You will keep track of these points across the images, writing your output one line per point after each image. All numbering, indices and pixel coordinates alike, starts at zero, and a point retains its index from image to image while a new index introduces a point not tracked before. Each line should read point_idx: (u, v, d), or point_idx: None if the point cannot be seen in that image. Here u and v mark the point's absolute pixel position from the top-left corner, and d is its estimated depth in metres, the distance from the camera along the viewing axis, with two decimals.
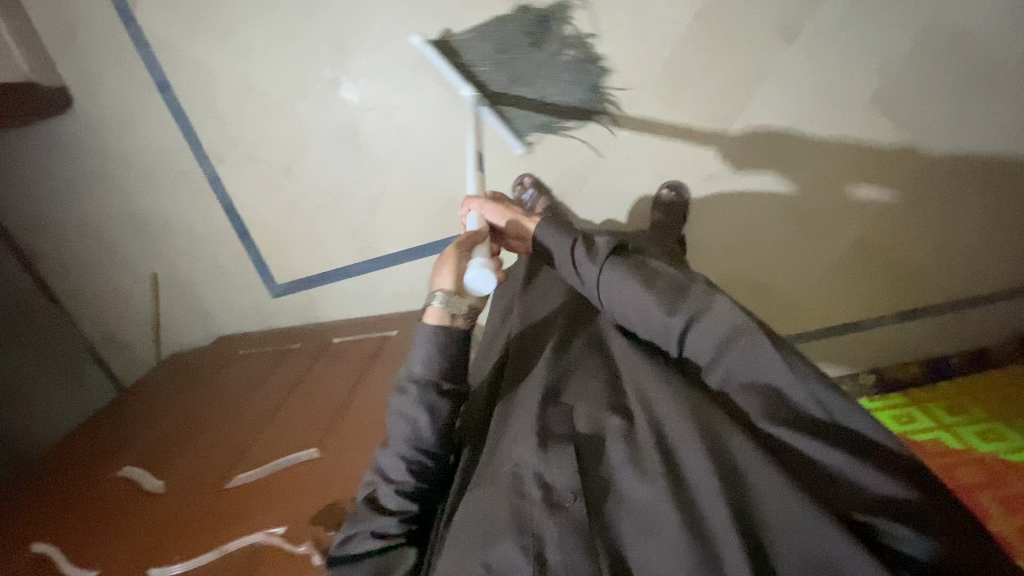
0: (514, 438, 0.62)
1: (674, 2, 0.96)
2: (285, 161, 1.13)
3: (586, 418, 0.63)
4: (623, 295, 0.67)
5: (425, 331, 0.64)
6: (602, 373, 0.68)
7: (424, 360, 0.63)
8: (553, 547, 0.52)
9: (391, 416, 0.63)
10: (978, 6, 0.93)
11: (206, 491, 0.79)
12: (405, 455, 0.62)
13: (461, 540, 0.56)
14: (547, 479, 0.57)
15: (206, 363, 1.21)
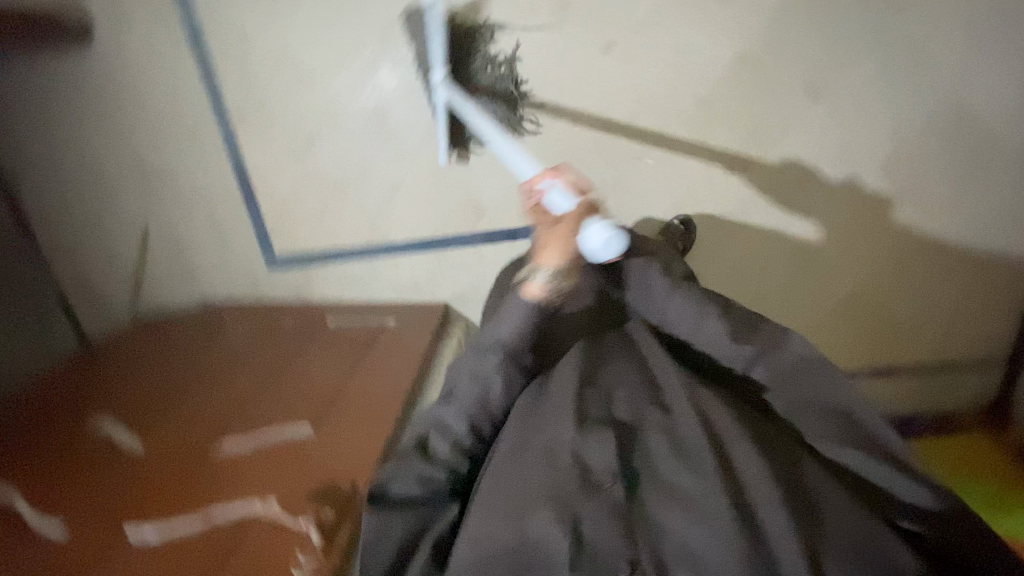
0: (551, 417, 0.64)
1: (717, 44, 1.00)
2: (309, 133, 1.11)
3: (624, 403, 0.65)
4: (684, 315, 0.71)
5: (516, 305, 0.68)
6: (638, 363, 0.70)
7: (509, 330, 0.67)
8: (591, 524, 0.56)
9: (468, 374, 0.67)
10: (986, 97, 1.01)
11: (193, 458, 0.76)
12: (470, 412, 0.66)
13: (493, 502, 0.59)
14: (584, 461, 0.60)
15: (191, 330, 1.17)
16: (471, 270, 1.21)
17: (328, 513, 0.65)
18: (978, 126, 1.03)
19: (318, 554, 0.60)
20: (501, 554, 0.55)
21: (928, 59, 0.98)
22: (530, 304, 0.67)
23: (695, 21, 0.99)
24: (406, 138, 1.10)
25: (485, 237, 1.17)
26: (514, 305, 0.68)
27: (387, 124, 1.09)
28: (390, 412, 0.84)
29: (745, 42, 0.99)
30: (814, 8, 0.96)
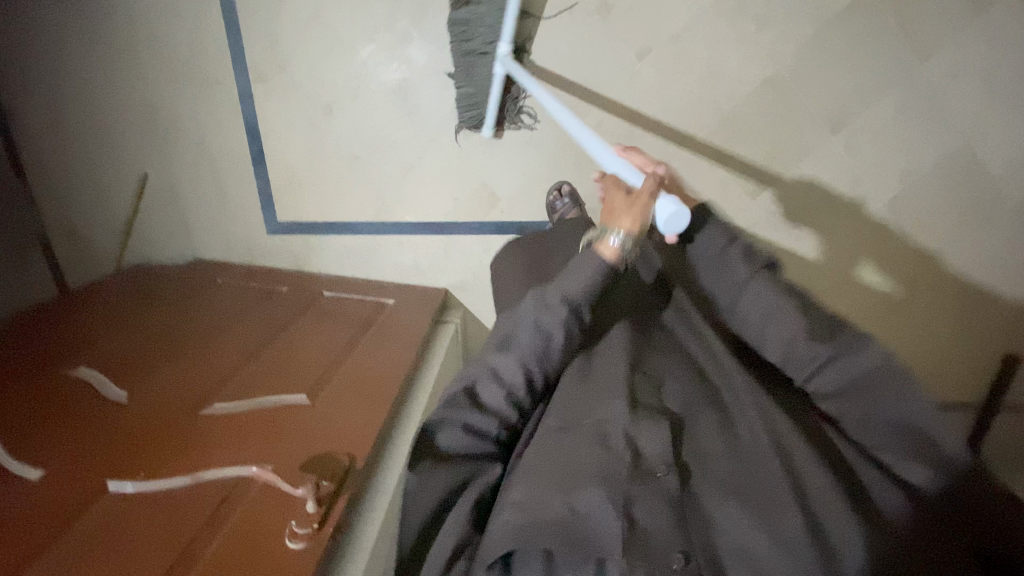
0: (599, 395, 0.58)
1: (748, 64, 1.01)
2: (328, 100, 1.09)
3: (677, 393, 0.60)
4: (762, 308, 0.63)
5: (590, 260, 0.62)
6: (687, 358, 0.65)
7: (581, 285, 0.61)
8: (646, 510, 0.49)
9: (526, 322, 0.61)
10: (1003, 152, 1.02)
11: (179, 414, 0.73)
12: (527, 367, 0.60)
13: (537, 479, 0.52)
14: (639, 444, 0.53)
15: (180, 285, 1.14)
16: (475, 259, 1.20)
17: (327, 483, 0.60)
18: (988, 181, 1.04)
19: (314, 522, 0.56)
20: (547, 528, 0.48)
21: (946, 107, 1.00)
22: (601, 262, 0.62)
23: (728, 39, 1.00)
24: (427, 117, 1.09)
25: (493, 228, 1.16)
26: (586, 258, 0.63)
27: (410, 100, 1.07)
28: (388, 390, 0.82)
29: (773, 66, 1.01)
30: (842, 43, 0.99)
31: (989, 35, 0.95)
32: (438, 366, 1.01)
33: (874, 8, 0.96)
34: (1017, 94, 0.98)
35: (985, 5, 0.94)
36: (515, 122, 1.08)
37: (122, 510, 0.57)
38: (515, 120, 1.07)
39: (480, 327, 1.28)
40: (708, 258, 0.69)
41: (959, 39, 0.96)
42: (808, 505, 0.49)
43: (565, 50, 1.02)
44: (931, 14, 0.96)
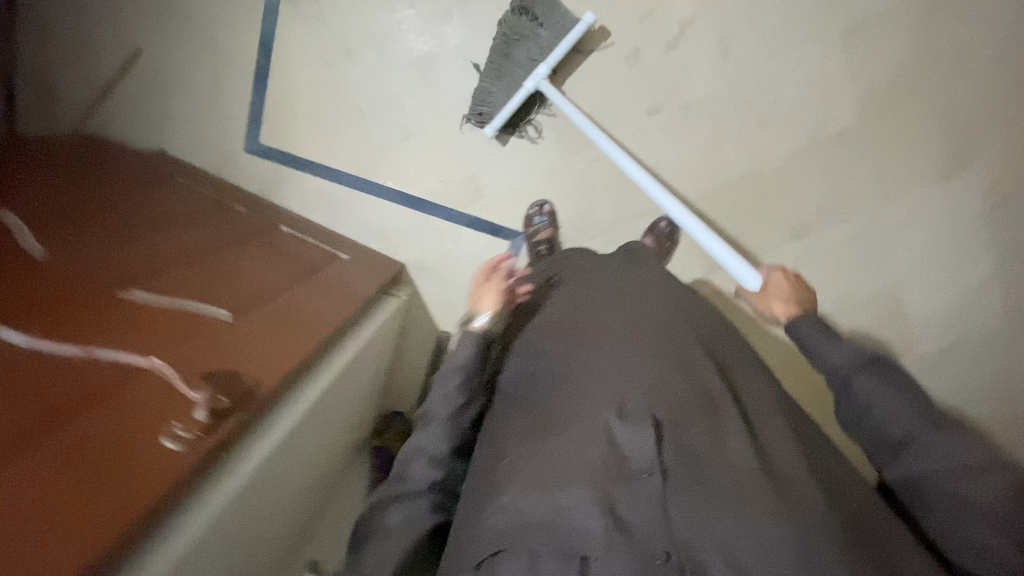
0: (591, 398, 0.59)
1: (741, 153, 1.09)
2: (352, 45, 1.09)
3: (667, 395, 0.58)
4: (879, 402, 0.61)
5: (468, 341, 0.73)
6: (693, 362, 0.63)
7: (469, 356, 0.72)
8: (630, 509, 0.51)
9: (433, 399, 0.72)
10: (927, 306, 1.12)
11: (92, 289, 0.69)
12: (446, 433, 0.70)
13: (524, 479, 0.54)
14: (620, 444, 0.55)
15: (136, 171, 1.09)
16: (441, 245, 1.21)
17: (223, 397, 0.58)
18: (908, 328, 1.14)
19: (198, 431, 0.54)
20: (531, 525, 0.50)
21: (891, 251, 1.11)
22: (468, 336, 0.73)
23: (731, 124, 1.08)
24: (440, 96, 1.11)
25: (468, 221, 1.18)
26: (465, 341, 0.73)
27: (431, 75, 1.09)
28: (315, 335, 0.81)
29: (761, 162, 1.10)
30: (822, 163, 1.09)
31: (943, 201, 1.07)
32: (371, 333, 1.01)
33: (856, 143, 1.07)
34: (951, 259, 1.09)
35: (948, 176, 1.06)
36: (520, 131, 1.12)
37: (25, 361, 0.54)
38: (521, 128, 1.11)
39: (423, 311, 1.28)
40: (817, 347, 0.68)
41: (917, 195, 1.08)
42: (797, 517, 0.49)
43: (587, 83, 1.08)
44: (900, 165, 1.07)
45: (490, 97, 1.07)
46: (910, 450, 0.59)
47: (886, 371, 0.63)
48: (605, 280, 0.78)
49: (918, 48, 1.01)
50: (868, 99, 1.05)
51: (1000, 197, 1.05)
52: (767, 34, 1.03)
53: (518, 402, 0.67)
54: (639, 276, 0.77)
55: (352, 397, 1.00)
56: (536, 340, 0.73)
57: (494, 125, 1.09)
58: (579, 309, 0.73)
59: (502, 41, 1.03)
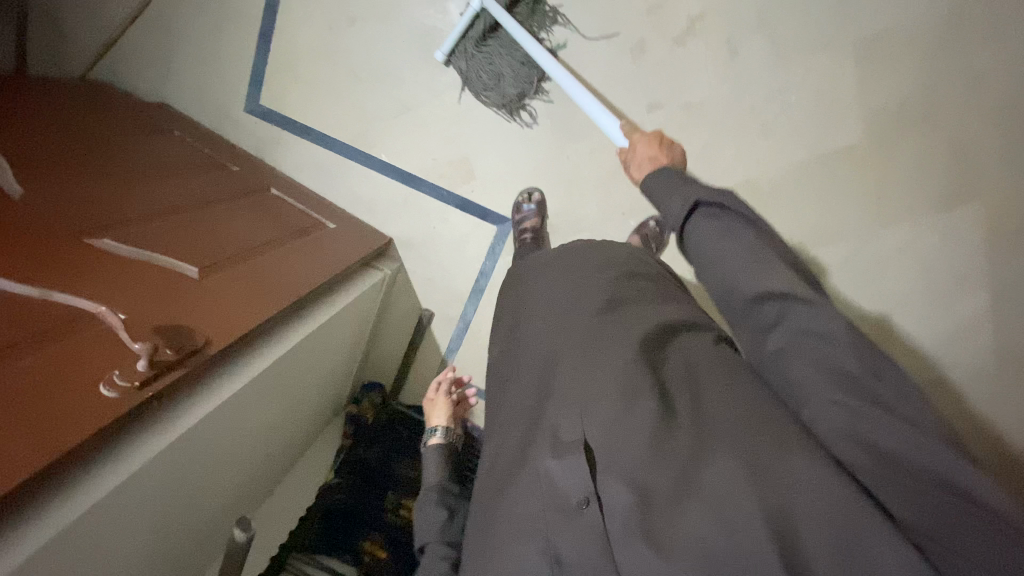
0: (532, 436, 0.54)
1: (739, 158, 1.07)
2: (356, 13, 1.08)
3: (602, 409, 0.50)
4: (708, 247, 0.51)
5: (433, 457, 0.83)
6: (646, 355, 0.53)
7: (437, 470, 0.80)
8: (571, 547, 0.44)
9: (421, 525, 0.69)
10: (916, 333, 1.09)
11: (60, 232, 0.71)
12: (444, 548, 0.64)
13: (484, 546, 0.51)
14: (555, 479, 0.48)
15: (134, 119, 1.11)
16: (428, 224, 1.21)
17: (169, 351, 0.61)
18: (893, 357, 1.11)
19: (133, 382, 0.57)
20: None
21: (881, 277, 1.08)
22: (433, 446, 0.85)
23: (730, 131, 1.05)
24: (438, 72, 1.10)
25: (458, 202, 1.18)
26: (431, 458, 0.83)
27: (432, 49, 1.08)
28: (283, 298, 0.83)
29: (756, 172, 1.07)
30: (819, 179, 1.06)
31: (941, 231, 1.03)
32: (348, 301, 1.03)
33: (858, 162, 1.04)
34: (946, 292, 1.06)
35: (954, 205, 1.01)
36: (513, 115, 1.10)
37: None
38: (513, 113, 1.09)
39: (406, 289, 1.29)
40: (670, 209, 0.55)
41: (916, 221, 1.04)
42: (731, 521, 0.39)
43: (589, 70, 1.06)
44: (901, 190, 1.03)
45: (482, 68, 1.06)
46: (755, 309, 0.48)
47: (718, 209, 0.52)
48: (556, 272, 0.73)
49: (931, 67, 0.97)
50: (876, 117, 1.01)
51: (1003, 237, 1.01)
52: (776, 40, 1.00)
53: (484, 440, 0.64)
54: (582, 268, 0.70)
55: (320, 365, 1.02)
56: (512, 344, 0.71)
57: (444, 50, 1.05)
58: (526, 335, 0.68)
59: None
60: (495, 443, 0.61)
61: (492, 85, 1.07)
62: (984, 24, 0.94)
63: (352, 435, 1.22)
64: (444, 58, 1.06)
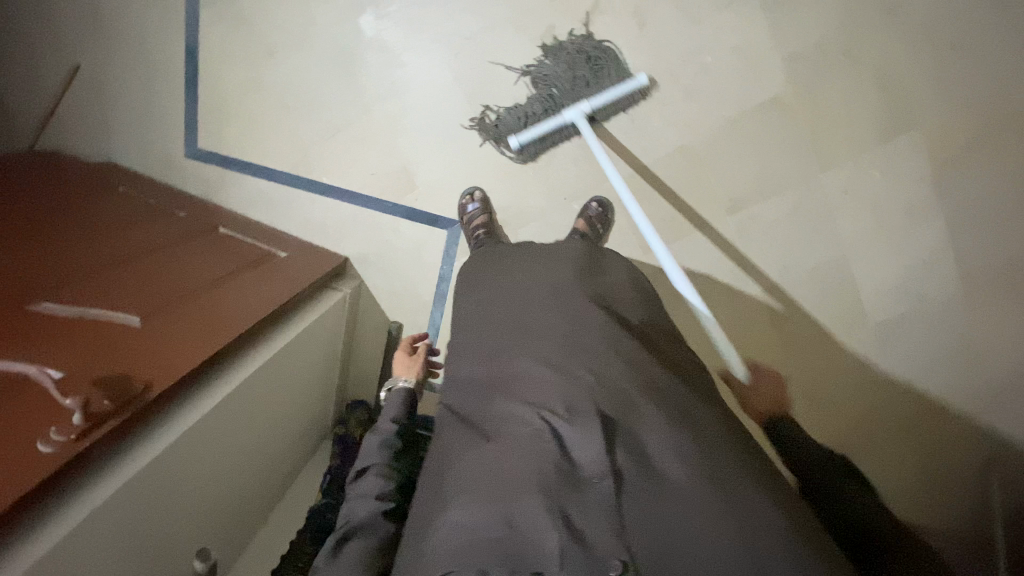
0: (529, 407, 0.56)
1: (672, 125, 1.06)
2: (275, 45, 1.10)
3: (612, 397, 0.56)
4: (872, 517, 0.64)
5: (398, 392, 0.75)
6: (670, 378, 0.62)
7: (401, 406, 0.72)
8: (583, 518, 0.45)
9: (366, 447, 0.66)
10: (875, 270, 1.10)
11: (4, 302, 0.74)
12: (385, 475, 0.63)
13: (469, 493, 0.49)
14: (569, 449, 0.51)
15: (81, 182, 1.15)
16: (382, 238, 1.22)
17: (106, 402, 0.63)
18: (858, 300, 1.12)
19: (71, 435, 0.59)
20: (479, 541, 0.44)
21: (832, 222, 1.08)
22: (400, 394, 0.74)
23: (655, 101, 1.06)
24: (363, 90, 1.11)
25: (405, 212, 1.19)
26: (394, 395, 0.74)
27: (353, 68, 1.10)
28: (237, 329, 0.86)
29: (689, 137, 1.07)
30: (754, 134, 1.05)
31: (882, 167, 1.04)
32: (310, 321, 1.05)
33: (788, 113, 1.03)
34: (898, 224, 1.06)
35: (889, 137, 1.02)
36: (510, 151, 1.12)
37: None
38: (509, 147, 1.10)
39: (372, 306, 1.31)
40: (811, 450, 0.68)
41: (855, 161, 1.04)
42: (741, 515, 0.46)
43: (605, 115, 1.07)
44: (835, 132, 1.03)
45: (526, 104, 1.07)
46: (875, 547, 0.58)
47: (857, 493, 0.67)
48: (517, 272, 0.79)
49: (840, 8, 0.97)
50: (797, 65, 1.01)
51: (941, 166, 1.02)
52: (684, 3, 1.00)
53: (457, 407, 0.64)
54: (558, 262, 0.78)
55: (291, 389, 1.04)
56: (470, 330, 0.75)
57: (519, 138, 1.07)
58: (506, 326, 0.71)
59: (572, 90, 1.05)
60: (474, 412, 0.61)
61: (524, 121, 1.07)
62: None
63: (339, 456, 1.21)
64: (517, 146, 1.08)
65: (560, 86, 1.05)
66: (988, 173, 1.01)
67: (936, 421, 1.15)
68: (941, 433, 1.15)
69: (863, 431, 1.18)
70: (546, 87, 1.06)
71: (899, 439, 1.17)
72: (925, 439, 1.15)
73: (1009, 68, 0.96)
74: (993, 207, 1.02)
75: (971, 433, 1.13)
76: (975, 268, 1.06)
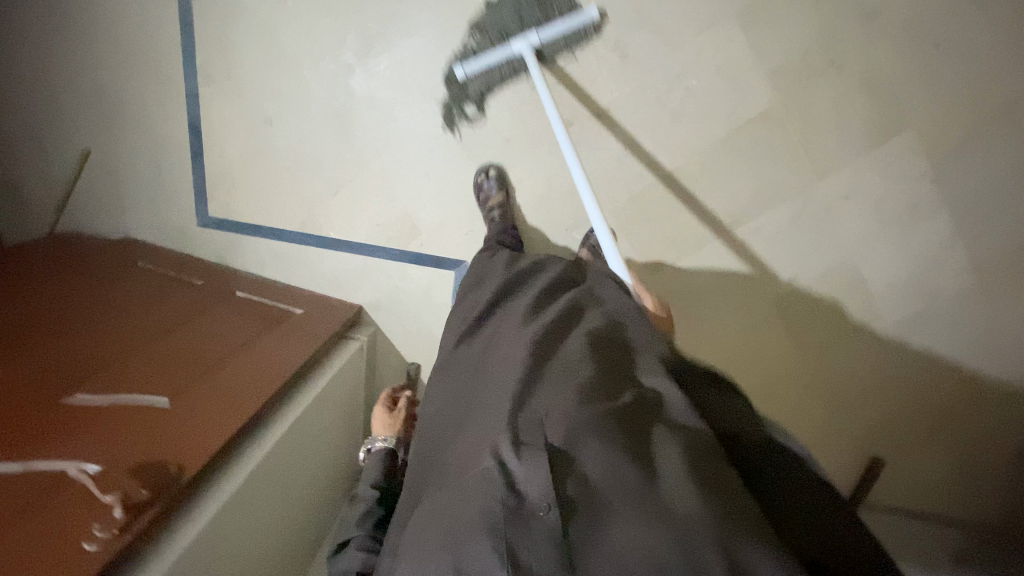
0: (480, 445, 0.56)
1: (662, 148, 1.07)
2: (271, 112, 1.14)
3: (558, 419, 0.55)
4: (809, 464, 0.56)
5: (378, 456, 0.88)
6: (621, 386, 0.60)
7: (377, 470, 0.85)
8: (529, 552, 0.45)
9: (343, 521, 0.76)
10: (883, 270, 1.09)
11: (39, 400, 0.78)
12: (364, 547, 0.72)
13: (421, 547, 0.50)
14: (518, 484, 0.50)
15: (102, 263, 1.20)
16: (391, 284, 1.25)
17: (142, 491, 0.66)
18: (870, 300, 1.11)
19: (115, 528, 0.62)
20: None
21: (835, 226, 1.07)
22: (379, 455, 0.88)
23: (643, 127, 1.07)
24: (359, 145, 1.14)
25: (411, 257, 1.21)
26: (374, 459, 0.88)
27: (348, 126, 1.13)
28: (260, 396, 0.88)
29: (681, 158, 1.07)
30: (747, 147, 1.05)
31: (879, 168, 1.03)
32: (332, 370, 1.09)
33: (777, 125, 1.04)
34: (902, 223, 1.05)
35: (883, 138, 1.01)
36: (459, 103, 1.09)
37: None
38: (459, 96, 1.08)
39: (388, 349, 1.33)
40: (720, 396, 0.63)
41: (851, 165, 1.04)
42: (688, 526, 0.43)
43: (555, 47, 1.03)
44: (827, 138, 1.03)
45: (476, 46, 1.05)
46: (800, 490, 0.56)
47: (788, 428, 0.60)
48: (490, 319, 0.82)
49: (819, 17, 0.97)
50: (782, 76, 1.01)
51: (939, 159, 1.01)
52: (663, 31, 1.01)
53: (434, 465, 0.68)
54: (520, 302, 0.81)
55: (319, 445, 1.06)
56: (446, 386, 0.78)
57: (466, 69, 1.04)
58: (479, 374, 0.74)
59: (521, 29, 1.03)
60: (443, 467, 0.63)
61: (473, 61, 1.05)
62: None
63: None
64: (463, 77, 1.05)
65: (509, 27, 1.03)
66: (989, 162, 0.99)
67: (956, 407, 1.15)
68: (963, 416, 1.16)
69: (891, 419, 1.19)
70: (497, 29, 1.04)
71: (920, 424, 1.18)
72: (950, 419, 1.17)
73: (998, 56, 0.95)
74: (996, 195, 1.01)
75: (989, 413, 1.15)
76: (984, 256, 1.05)
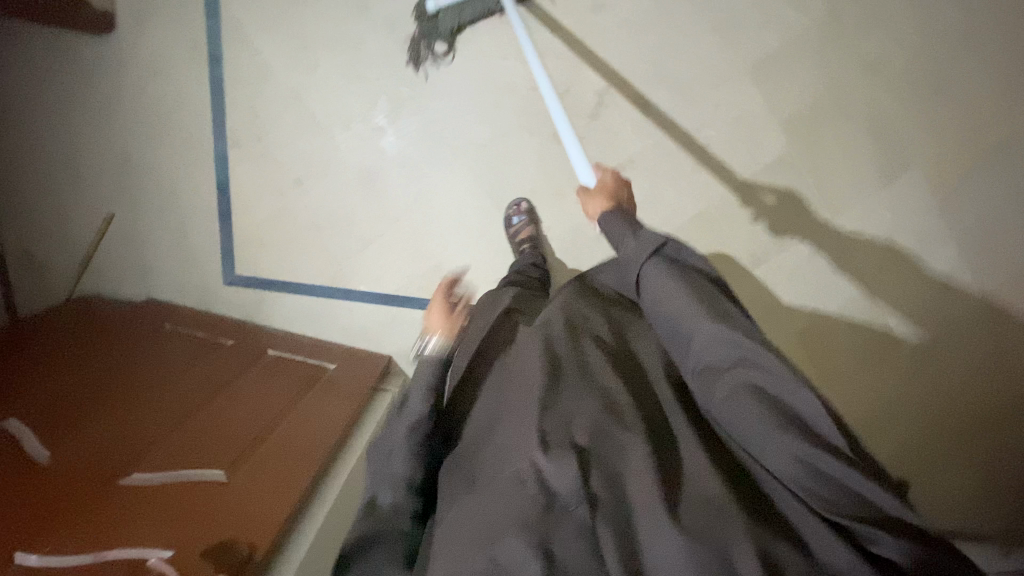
0: (508, 447, 0.54)
1: (685, 193, 1.11)
2: (300, 172, 1.17)
3: (586, 417, 0.54)
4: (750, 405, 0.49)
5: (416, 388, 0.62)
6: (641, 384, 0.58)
7: (430, 371, 0.66)
8: (563, 544, 0.48)
9: (389, 430, 0.62)
10: (912, 300, 1.10)
11: (97, 483, 0.77)
12: (414, 450, 0.60)
13: (456, 545, 0.50)
14: (552, 484, 0.51)
15: (120, 322, 1.15)
16: None
17: None
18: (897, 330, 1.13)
19: None
20: None
21: (858, 260, 1.10)
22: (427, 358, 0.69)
23: (666, 174, 1.11)
24: (388, 200, 1.16)
25: None
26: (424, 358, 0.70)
27: (377, 183, 1.15)
28: (311, 465, 0.88)
29: (704, 202, 1.11)
30: (765, 191, 1.10)
31: (891, 206, 1.08)
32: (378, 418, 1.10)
33: (794, 170, 1.09)
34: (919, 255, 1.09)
35: (891, 178, 1.07)
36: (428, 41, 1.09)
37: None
38: (427, 33, 1.08)
39: None
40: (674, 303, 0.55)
41: (866, 203, 1.08)
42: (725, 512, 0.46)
43: None
44: (840, 180, 1.08)
45: None
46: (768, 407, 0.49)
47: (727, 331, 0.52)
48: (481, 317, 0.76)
49: (820, 72, 1.05)
50: (793, 124, 1.07)
51: (945, 195, 1.07)
52: (679, 86, 1.07)
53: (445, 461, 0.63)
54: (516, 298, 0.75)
55: None
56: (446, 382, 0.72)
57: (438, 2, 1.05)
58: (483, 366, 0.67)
59: None
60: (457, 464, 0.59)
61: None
62: (848, 25, 1.03)
63: None
64: (434, 10, 1.05)
65: None
66: (989, 198, 1.06)
67: (1002, 431, 1.12)
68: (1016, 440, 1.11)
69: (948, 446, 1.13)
70: None
71: (974, 451, 1.13)
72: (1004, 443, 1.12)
73: (985, 102, 1.04)
74: (999, 226, 1.07)
75: None
76: (999, 283, 1.09)
